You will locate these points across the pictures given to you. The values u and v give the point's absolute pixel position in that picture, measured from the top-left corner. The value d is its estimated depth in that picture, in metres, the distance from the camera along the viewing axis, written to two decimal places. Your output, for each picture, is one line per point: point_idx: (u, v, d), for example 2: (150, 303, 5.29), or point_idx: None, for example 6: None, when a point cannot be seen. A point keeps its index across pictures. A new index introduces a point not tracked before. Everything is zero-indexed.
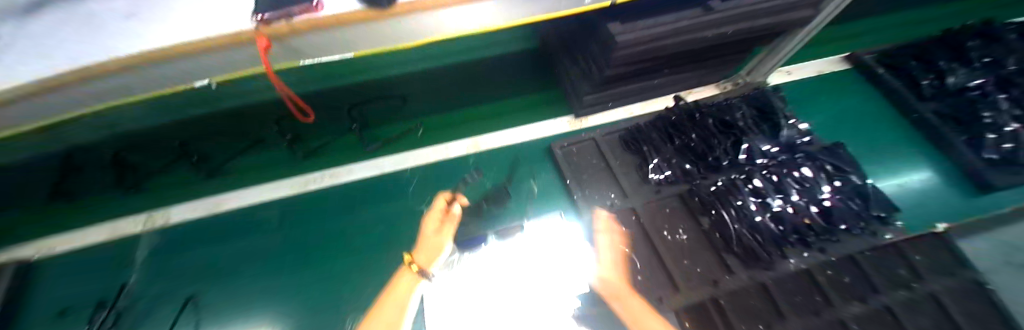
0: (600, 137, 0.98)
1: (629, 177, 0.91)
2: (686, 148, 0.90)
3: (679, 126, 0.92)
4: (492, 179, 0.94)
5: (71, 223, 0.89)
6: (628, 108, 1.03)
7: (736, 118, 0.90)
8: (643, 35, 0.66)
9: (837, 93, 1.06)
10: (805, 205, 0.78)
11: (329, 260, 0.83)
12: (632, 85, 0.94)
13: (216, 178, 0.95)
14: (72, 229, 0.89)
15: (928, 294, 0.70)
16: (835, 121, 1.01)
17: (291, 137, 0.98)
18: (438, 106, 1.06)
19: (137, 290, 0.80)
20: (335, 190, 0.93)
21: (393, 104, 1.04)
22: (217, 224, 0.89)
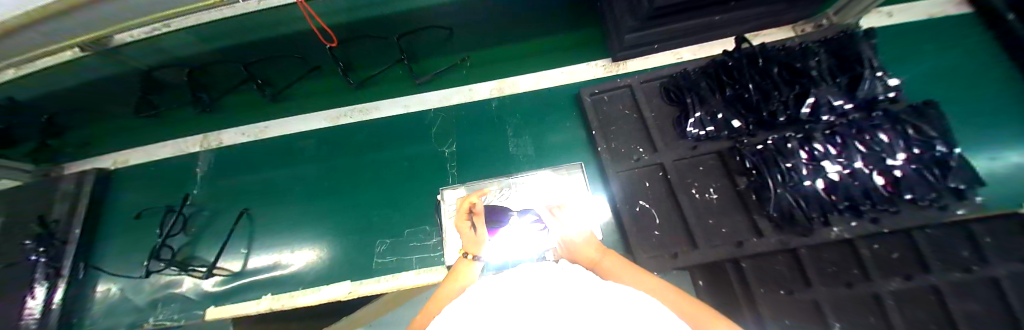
0: (637, 84, 0.89)
1: (663, 130, 0.83)
2: (737, 98, 0.77)
3: (734, 74, 0.79)
4: (518, 123, 0.94)
5: (162, 135, 1.08)
6: (677, 53, 0.92)
7: (809, 66, 0.74)
8: None
9: (948, 45, 0.87)
10: (869, 174, 0.67)
11: (351, 190, 0.93)
12: (687, 21, 0.81)
13: (283, 102, 1.05)
14: (157, 141, 1.08)
15: (988, 279, 0.61)
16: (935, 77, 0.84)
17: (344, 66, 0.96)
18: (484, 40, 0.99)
19: (200, 202, 0.99)
20: (366, 123, 1.00)
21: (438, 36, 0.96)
22: (261, 152, 1.03)
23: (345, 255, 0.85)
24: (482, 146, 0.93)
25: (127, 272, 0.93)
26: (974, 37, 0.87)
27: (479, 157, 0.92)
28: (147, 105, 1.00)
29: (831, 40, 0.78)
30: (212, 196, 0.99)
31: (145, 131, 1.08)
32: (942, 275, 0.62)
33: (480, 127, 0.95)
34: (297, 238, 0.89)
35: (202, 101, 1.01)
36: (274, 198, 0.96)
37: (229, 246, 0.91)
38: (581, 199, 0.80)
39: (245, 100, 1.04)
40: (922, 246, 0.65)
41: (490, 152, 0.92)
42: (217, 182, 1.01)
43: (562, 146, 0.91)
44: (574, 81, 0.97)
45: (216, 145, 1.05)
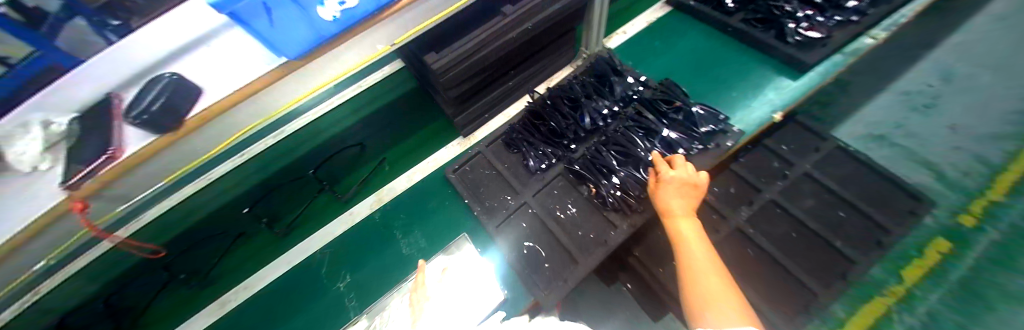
0: (485, 148, 1.03)
1: (516, 176, 0.95)
2: (547, 133, 0.94)
3: (539, 115, 0.97)
4: (404, 221, 1.01)
5: None
6: (506, 113, 1.10)
7: (578, 91, 0.95)
8: (456, 55, 0.77)
9: (668, 38, 1.13)
10: (655, 148, 0.84)
11: None
12: (492, 93, 1.02)
13: (211, 287, 0.96)
14: None
15: (803, 175, 0.86)
16: (675, 60, 1.09)
17: (269, 218, 1.03)
18: (377, 149, 1.13)
19: None
20: (256, 295, 0.94)
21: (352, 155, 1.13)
22: None
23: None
24: (380, 262, 0.96)
25: None
26: (688, 22, 1.17)
27: (383, 270, 0.94)
28: None
29: (589, 64, 1.02)
30: None
31: None
32: (772, 187, 0.86)
33: (374, 248, 0.98)
34: None
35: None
36: None
37: None
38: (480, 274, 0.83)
39: (171, 301, 0.93)
40: (741, 173, 0.89)
41: (391, 260, 0.96)
42: None
43: (450, 222, 0.99)
44: (439, 165, 1.09)
45: None
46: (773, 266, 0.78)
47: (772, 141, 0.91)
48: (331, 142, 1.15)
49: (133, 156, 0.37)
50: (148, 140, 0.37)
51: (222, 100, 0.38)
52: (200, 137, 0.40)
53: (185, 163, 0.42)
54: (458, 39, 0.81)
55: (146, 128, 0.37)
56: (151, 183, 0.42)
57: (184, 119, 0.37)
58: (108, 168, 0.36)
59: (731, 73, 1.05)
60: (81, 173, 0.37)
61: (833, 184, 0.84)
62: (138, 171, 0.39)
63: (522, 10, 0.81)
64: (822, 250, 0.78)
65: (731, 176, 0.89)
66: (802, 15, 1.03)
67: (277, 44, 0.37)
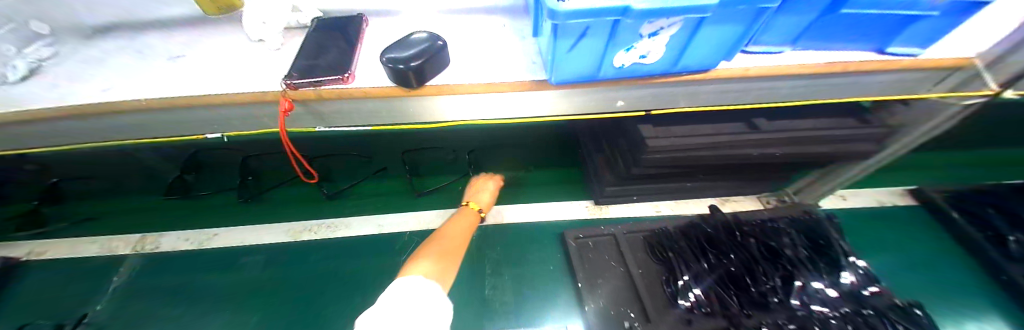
0: (621, 234, 0.88)
1: (654, 293, 0.77)
2: (723, 269, 0.74)
3: (716, 242, 0.79)
4: (496, 258, 0.92)
5: (117, 222, 1.01)
6: (656, 205, 0.97)
7: (783, 246, 0.76)
8: (678, 143, 0.68)
9: (900, 233, 0.92)
10: None
11: (296, 319, 0.82)
12: (664, 184, 0.90)
13: (336, 201, 1.04)
14: (102, 231, 0.99)
15: None
16: (905, 265, 0.86)
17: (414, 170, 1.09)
18: (510, 165, 1.10)
19: (94, 322, 0.83)
20: (330, 241, 0.96)
21: (499, 156, 1.13)
22: (201, 259, 0.93)
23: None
24: (462, 286, 0.87)
25: None
26: (930, 230, 0.94)
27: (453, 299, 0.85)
28: (180, 188, 1.06)
29: (801, 220, 0.83)
30: (120, 311, 0.85)
31: (117, 217, 1.01)
32: None
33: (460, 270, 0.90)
34: None
35: (250, 188, 1.05)
36: (203, 319, 0.83)
37: None
38: None
39: (287, 196, 1.04)
40: None
41: (465, 292, 0.86)
42: (129, 300, 0.86)
43: (547, 289, 0.86)
44: (559, 219, 0.99)
45: (150, 249, 0.95)
46: None
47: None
48: (476, 135, 1.15)
49: (376, 89, 0.50)
50: (386, 86, 0.50)
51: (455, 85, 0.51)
52: (414, 101, 0.54)
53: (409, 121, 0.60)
54: (687, 125, 0.70)
55: (393, 78, 0.49)
56: (358, 115, 0.57)
57: (421, 86, 0.49)
58: (321, 88, 0.48)
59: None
60: (310, 81, 0.48)
61: None
62: (345, 101, 0.52)
63: (779, 134, 0.68)
64: None
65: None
66: None
67: (557, 65, 0.46)
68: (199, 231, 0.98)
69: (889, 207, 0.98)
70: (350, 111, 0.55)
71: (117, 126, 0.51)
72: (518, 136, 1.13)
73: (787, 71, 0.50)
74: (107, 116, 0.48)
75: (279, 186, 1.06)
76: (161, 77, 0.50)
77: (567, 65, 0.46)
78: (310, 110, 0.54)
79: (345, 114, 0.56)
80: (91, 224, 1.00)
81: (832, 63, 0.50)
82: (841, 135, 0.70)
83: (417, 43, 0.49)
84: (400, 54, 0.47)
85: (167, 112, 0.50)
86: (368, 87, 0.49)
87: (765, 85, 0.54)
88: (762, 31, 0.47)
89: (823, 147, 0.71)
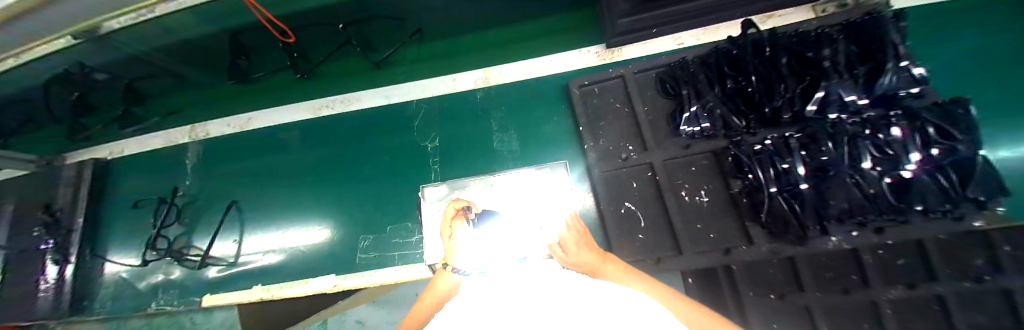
0: (631, 75, 0.82)
1: (656, 126, 0.76)
2: (737, 91, 0.69)
3: (737, 64, 0.70)
4: (501, 116, 0.92)
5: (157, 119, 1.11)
6: (678, 39, 0.84)
7: (823, 54, 0.64)
8: None
9: (994, 27, 0.73)
10: (877, 178, 0.58)
11: (341, 177, 0.95)
12: (688, 4, 0.74)
13: (385, 68, 1.01)
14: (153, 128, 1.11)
15: (1001, 290, 0.53)
16: (972, 63, 0.72)
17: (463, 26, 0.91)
18: None
19: (191, 191, 1.04)
20: (345, 114, 1.01)
21: None
22: (246, 139, 1.06)
23: (346, 227, 0.88)
24: (472, 141, 0.91)
25: (128, 245, 1.01)
26: None
27: (465, 153, 0.90)
28: (239, 73, 0.95)
29: (852, 24, 0.69)
30: (204, 183, 1.04)
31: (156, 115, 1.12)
32: (950, 284, 0.55)
33: (470, 129, 0.93)
34: (288, 219, 0.93)
35: (301, 66, 0.97)
36: (268, 184, 0.99)
37: (225, 226, 0.97)
38: (546, 192, 0.74)
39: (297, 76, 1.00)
40: (932, 252, 0.58)
41: (474, 146, 0.91)
42: (208, 177, 1.05)
43: (554, 137, 0.88)
44: (565, 70, 0.92)
45: (204, 136, 1.09)
46: None
47: (999, 234, 0.54)
48: None
49: None
50: None
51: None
52: None
53: None
54: None
55: None
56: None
57: None
58: None
59: None
60: None
61: None
62: None
63: None
64: None
65: (916, 245, 0.59)
66: None
67: None
68: (233, 117, 1.08)
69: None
70: None
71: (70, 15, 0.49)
72: None
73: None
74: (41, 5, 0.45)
75: (324, 59, 0.96)
76: None
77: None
78: None
79: None
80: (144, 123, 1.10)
81: None
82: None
83: None
84: None
85: None
86: None
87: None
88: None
89: None
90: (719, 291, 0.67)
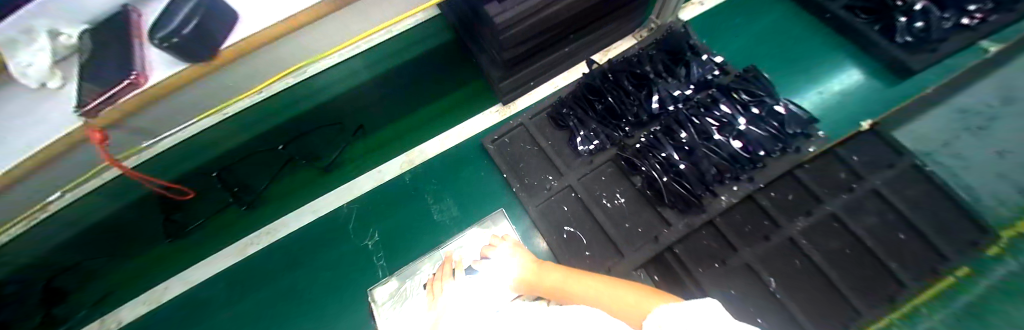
0: (528, 121, 0.95)
1: (562, 155, 0.87)
2: (607, 113, 0.84)
3: (597, 90, 0.86)
4: (435, 188, 0.98)
5: None
6: (553, 82, 1.01)
7: (647, 69, 0.83)
8: (526, 8, 0.67)
9: (754, 13, 1.00)
10: (726, 141, 0.74)
11: (283, 319, 0.89)
12: (544, 58, 0.92)
13: (334, 174, 1.02)
14: None
15: (872, 191, 0.73)
16: (754, 43, 0.97)
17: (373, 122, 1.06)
18: (407, 106, 1.07)
19: None
20: (273, 244, 0.96)
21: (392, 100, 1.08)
22: (158, 320, 0.93)
23: None
24: (408, 228, 0.94)
25: None
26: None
27: (408, 240, 0.92)
28: (174, 226, 0.99)
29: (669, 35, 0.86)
30: None
31: None
32: (835, 202, 0.72)
33: (404, 218, 0.95)
34: None
35: (245, 198, 1.00)
36: None
37: None
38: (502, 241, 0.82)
39: (232, 214, 1.00)
40: (807, 182, 0.75)
41: (412, 232, 0.93)
42: None
43: (484, 193, 0.95)
44: (474, 133, 1.03)
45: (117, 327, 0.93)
46: (818, 280, 0.67)
47: (841, 149, 0.78)
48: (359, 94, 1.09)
49: (173, 75, 0.41)
50: (177, 69, 0.41)
51: (257, 35, 0.42)
52: (227, 72, 0.46)
53: (245, 83, 0.50)
54: None
55: (179, 55, 0.39)
56: (182, 110, 0.50)
57: (218, 52, 0.40)
58: (121, 102, 0.40)
59: (814, 70, 0.92)
60: (104, 98, 0.39)
61: (904, 206, 0.71)
62: (156, 102, 0.45)
63: None
64: (856, 265, 0.68)
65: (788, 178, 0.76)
66: (920, 10, 0.84)
67: None
68: (140, 298, 0.95)
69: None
70: (167, 115, 0.49)
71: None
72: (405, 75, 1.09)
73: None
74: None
75: (269, 183, 1.02)
76: None
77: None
78: (125, 129, 0.48)
79: (176, 113, 0.49)
80: (73, 324, 0.94)
81: None
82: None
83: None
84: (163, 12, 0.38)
85: None
86: (164, 78, 0.40)
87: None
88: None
89: None
90: (676, 275, 0.71)
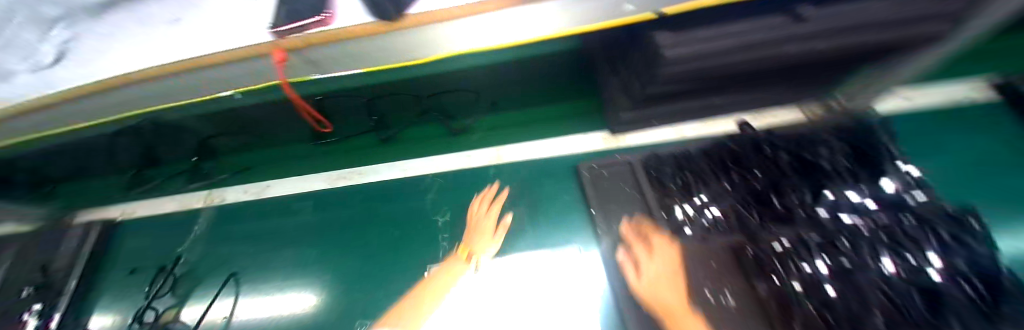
0: (639, 162, 0.85)
1: (671, 214, 0.76)
2: (745, 187, 0.72)
3: (740, 159, 0.76)
4: (513, 192, 0.94)
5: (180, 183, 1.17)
6: (680, 128, 0.89)
7: (819, 159, 0.71)
8: (700, 48, 0.58)
9: (991, 131, 0.80)
10: (903, 279, 0.55)
11: (346, 248, 0.95)
12: (688, 102, 0.81)
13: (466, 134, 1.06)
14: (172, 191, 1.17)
15: None
16: (972, 168, 0.76)
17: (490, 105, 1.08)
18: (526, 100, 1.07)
19: (190, 260, 1.02)
20: (361, 186, 1.06)
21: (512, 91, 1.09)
22: (265, 205, 1.08)
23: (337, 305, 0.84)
24: (480, 220, 0.90)
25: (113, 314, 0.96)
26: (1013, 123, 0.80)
27: (474, 233, 0.88)
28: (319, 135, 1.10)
29: (851, 128, 0.75)
30: (205, 254, 1.03)
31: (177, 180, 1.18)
32: None
33: (486, 206, 0.93)
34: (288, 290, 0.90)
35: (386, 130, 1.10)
36: (273, 253, 0.98)
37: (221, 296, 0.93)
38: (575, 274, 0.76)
39: (368, 141, 1.11)
40: None
41: (487, 223, 0.90)
42: (213, 245, 1.03)
43: (564, 215, 0.88)
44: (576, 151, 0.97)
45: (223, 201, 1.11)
46: None
47: None
48: None
49: (360, 25, 0.52)
50: (363, 22, 0.51)
51: None
52: (397, 36, 0.56)
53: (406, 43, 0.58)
54: (713, 24, 0.57)
55: (369, 11, 0.50)
56: (349, 56, 0.61)
57: (397, 18, 0.51)
58: (306, 34, 0.52)
59: None
60: (297, 26, 0.52)
61: None
62: (331, 44, 0.56)
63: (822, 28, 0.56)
64: None
65: None
66: None
67: None
68: (252, 185, 1.13)
69: (958, 106, 0.84)
70: (342, 52, 0.59)
71: (185, 85, 0.63)
72: None
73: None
74: (179, 73, 0.58)
75: (408, 125, 1.09)
76: (147, 44, 0.56)
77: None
78: (304, 59, 0.59)
79: (342, 53, 0.59)
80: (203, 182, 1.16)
81: None
82: (927, 14, 0.54)
83: None
84: None
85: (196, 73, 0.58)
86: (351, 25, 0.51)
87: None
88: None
89: (879, 34, 0.58)
90: None
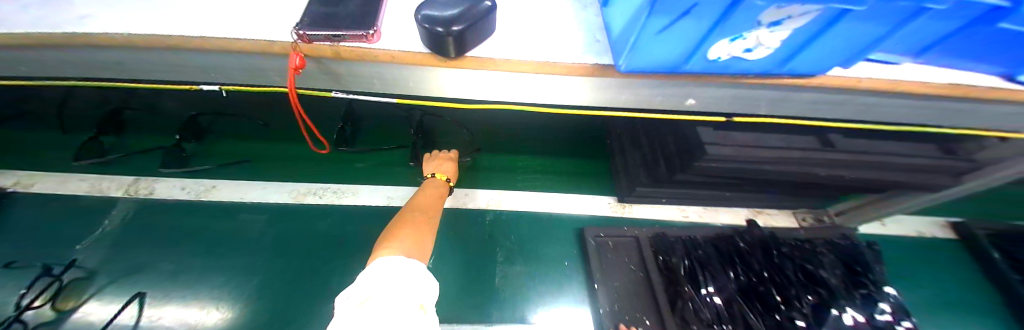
0: (644, 237, 0.83)
1: (676, 301, 0.72)
2: (751, 288, 0.71)
3: (745, 257, 0.76)
4: (509, 246, 0.87)
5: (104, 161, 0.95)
6: (684, 210, 0.91)
7: (816, 269, 0.73)
8: (743, 152, 0.59)
9: (939, 265, 0.92)
10: None
11: (308, 281, 0.82)
12: (698, 190, 0.84)
13: (475, 168, 1.01)
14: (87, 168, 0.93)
15: None
16: (928, 299, 0.86)
17: (504, 149, 1.05)
18: (543, 150, 1.05)
19: (87, 264, 0.80)
20: (335, 207, 0.92)
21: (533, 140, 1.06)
22: (207, 208, 0.90)
23: None
24: (470, 268, 0.83)
25: None
26: (954, 259, 0.95)
27: (464, 287, 0.80)
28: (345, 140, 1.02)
29: (840, 244, 0.81)
30: (109, 259, 0.81)
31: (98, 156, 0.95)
32: None
33: (478, 254, 0.85)
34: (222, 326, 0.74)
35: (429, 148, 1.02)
36: (205, 273, 0.81)
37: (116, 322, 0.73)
38: None
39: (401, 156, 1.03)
40: None
41: (472, 273, 0.82)
42: (125, 248, 0.83)
43: (559, 282, 0.82)
44: (579, 213, 0.93)
45: (145, 194, 0.90)
46: None
47: None
48: (510, 115, 1.09)
49: (418, 54, 0.46)
50: (419, 52, 0.46)
51: None
52: (449, 73, 0.50)
53: None
54: (749, 133, 0.61)
55: (427, 43, 0.44)
56: (383, 82, 0.53)
57: (454, 55, 0.45)
58: (341, 46, 0.45)
59: None
60: (330, 35, 0.44)
61: None
62: (370, 64, 0.48)
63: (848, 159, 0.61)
64: None
65: None
66: None
67: (634, 55, 0.40)
68: (199, 182, 0.93)
69: (911, 236, 0.97)
70: (370, 75, 0.51)
71: (149, 62, 0.49)
72: (557, 122, 1.08)
73: (957, 89, 0.43)
74: (158, 48, 0.46)
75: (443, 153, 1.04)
76: (139, 7, 0.46)
77: (617, 20, 0.43)
78: (325, 69, 0.50)
79: (378, 77, 0.52)
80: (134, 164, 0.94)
81: (951, 82, 0.43)
82: (930, 165, 0.62)
83: (458, 4, 0.43)
84: (441, 7, 0.42)
85: (189, 55, 0.47)
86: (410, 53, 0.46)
87: (896, 102, 0.47)
88: (973, 35, 0.37)
89: (887, 172, 0.65)
90: None
